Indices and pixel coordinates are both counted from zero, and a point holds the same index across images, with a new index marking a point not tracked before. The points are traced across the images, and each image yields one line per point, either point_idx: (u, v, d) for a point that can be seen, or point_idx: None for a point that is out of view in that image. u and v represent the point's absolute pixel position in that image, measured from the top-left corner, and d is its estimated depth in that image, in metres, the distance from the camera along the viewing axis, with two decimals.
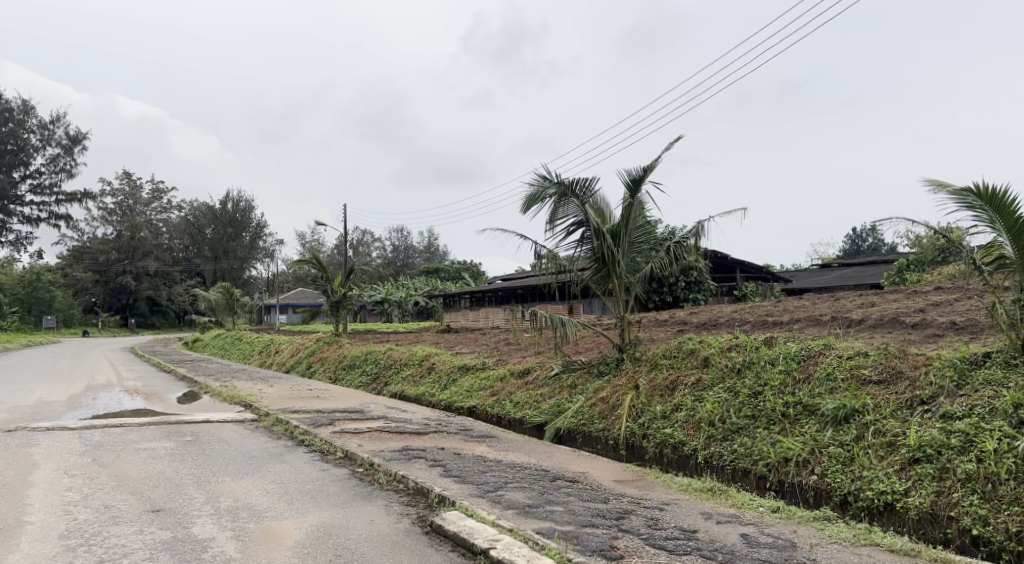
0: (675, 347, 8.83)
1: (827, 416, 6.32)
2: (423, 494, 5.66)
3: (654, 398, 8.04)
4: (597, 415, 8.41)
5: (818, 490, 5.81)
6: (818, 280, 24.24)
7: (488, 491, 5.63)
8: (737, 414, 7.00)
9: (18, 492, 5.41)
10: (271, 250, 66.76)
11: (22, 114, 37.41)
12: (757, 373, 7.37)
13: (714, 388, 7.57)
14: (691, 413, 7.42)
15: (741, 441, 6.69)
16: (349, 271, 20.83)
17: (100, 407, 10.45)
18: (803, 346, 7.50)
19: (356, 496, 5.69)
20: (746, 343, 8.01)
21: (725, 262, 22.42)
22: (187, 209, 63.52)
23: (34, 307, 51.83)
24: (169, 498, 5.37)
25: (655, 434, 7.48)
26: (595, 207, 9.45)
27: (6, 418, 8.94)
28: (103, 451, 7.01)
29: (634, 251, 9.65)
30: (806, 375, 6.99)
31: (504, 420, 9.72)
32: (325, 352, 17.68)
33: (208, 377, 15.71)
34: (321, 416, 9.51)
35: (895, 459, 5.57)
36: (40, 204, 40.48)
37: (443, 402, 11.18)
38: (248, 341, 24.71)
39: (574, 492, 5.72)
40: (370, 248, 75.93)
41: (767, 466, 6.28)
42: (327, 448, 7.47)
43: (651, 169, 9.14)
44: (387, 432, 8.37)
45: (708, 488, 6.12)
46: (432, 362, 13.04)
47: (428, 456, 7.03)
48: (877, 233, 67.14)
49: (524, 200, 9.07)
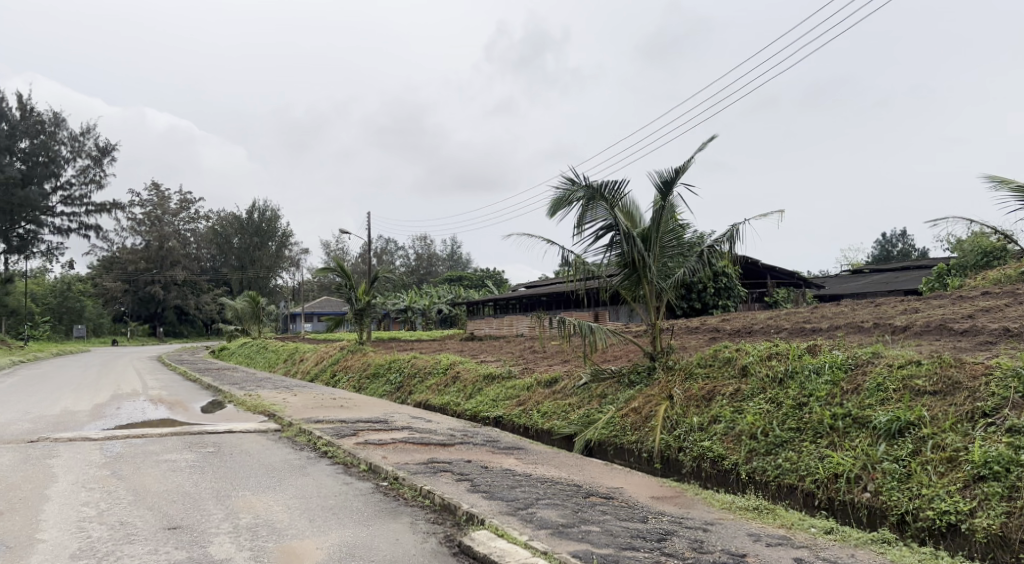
0: (711, 355, 8.44)
1: (880, 428, 5.91)
2: (450, 511, 5.38)
3: (690, 409, 7.67)
4: (629, 426, 8.06)
5: (872, 509, 5.43)
6: (852, 286, 23.54)
7: (519, 508, 5.32)
8: (781, 426, 6.62)
9: (34, 507, 5.24)
10: (296, 259, 67.34)
11: (53, 126, 38.24)
12: (801, 383, 6.97)
13: (754, 399, 7.18)
14: (730, 425, 7.05)
15: (786, 455, 6.31)
16: (373, 279, 20.65)
17: (124, 416, 10.35)
18: (849, 355, 7.09)
19: (379, 513, 5.42)
20: (787, 351, 7.61)
21: (754, 269, 21.82)
22: (214, 219, 64.36)
23: (65, 316, 52.72)
24: (187, 514, 5.16)
25: (692, 447, 7.13)
26: (625, 211, 9.15)
27: (29, 428, 8.85)
28: (122, 463, 6.84)
29: (665, 257, 9.30)
30: (855, 386, 6.57)
31: (531, 431, 9.39)
32: (349, 359, 17.51)
33: (232, 386, 15.61)
34: (345, 426, 9.29)
35: (957, 476, 5.16)
36: (70, 214, 41.12)
37: (468, 411, 10.91)
38: (273, 350, 24.70)
39: (610, 509, 5.41)
40: (394, 257, 76.21)
41: (815, 482, 5.91)
42: (350, 460, 7.23)
43: (683, 170, 8.81)
44: (411, 444, 8.12)
45: (752, 507, 5.75)
46: (457, 371, 12.76)
47: (455, 469, 6.75)
48: (908, 238, 65.78)
49: (551, 203, 8.80)
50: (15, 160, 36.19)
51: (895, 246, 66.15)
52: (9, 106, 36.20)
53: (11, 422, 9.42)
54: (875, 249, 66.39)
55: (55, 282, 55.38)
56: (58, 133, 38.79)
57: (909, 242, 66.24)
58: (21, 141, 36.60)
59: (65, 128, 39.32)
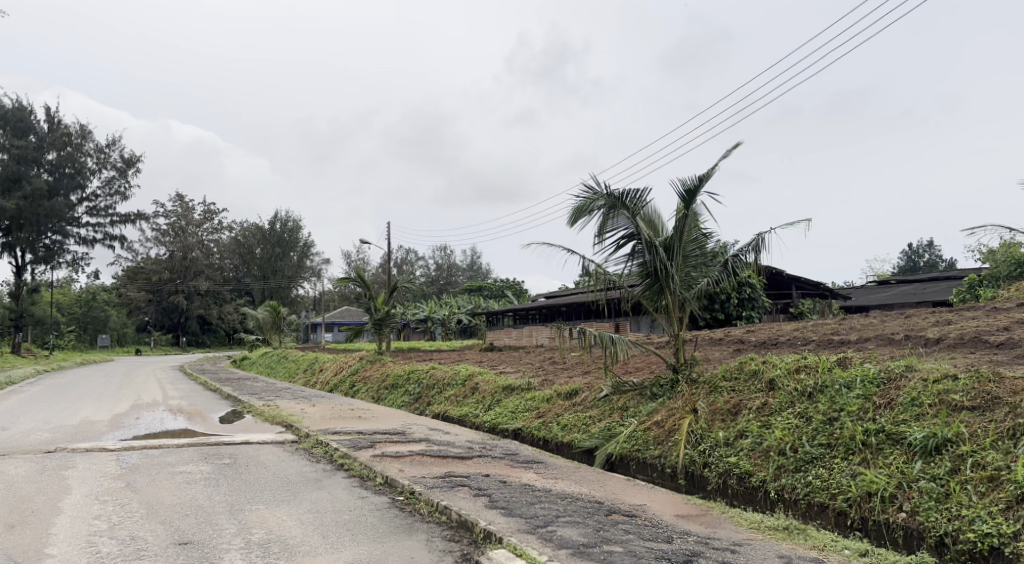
0: (737, 368, 8.20)
1: (915, 445, 5.65)
2: (467, 528, 5.22)
3: (715, 423, 7.43)
4: (652, 440, 7.84)
5: (909, 530, 5.18)
6: (878, 297, 23.05)
7: (538, 526, 5.14)
8: (812, 442, 6.36)
9: (45, 519, 5.18)
10: (317, 270, 67.89)
11: (80, 138, 39.02)
12: (831, 398, 6.71)
13: (782, 413, 6.94)
14: (758, 440, 6.81)
15: (816, 473, 6.06)
16: (392, 288, 20.58)
17: (143, 427, 10.30)
18: (881, 368, 6.82)
19: (395, 529, 5.28)
20: (816, 364, 7.35)
21: (779, 279, 21.37)
22: (237, 229, 65.08)
23: (90, 326, 53.61)
24: (199, 529, 5.06)
25: (717, 463, 6.90)
26: (647, 219, 8.96)
27: (48, 438, 8.86)
28: (138, 475, 6.79)
29: (688, 266, 9.09)
30: (888, 401, 6.30)
31: (551, 444, 9.21)
32: (368, 370, 17.44)
33: (251, 396, 15.56)
34: (362, 438, 9.18)
35: (1000, 496, 4.89)
36: (96, 225, 41.72)
37: (487, 423, 10.74)
38: (293, 360, 24.73)
39: (633, 528, 5.21)
40: (415, 267, 76.44)
41: (847, 501, 5.66)
42: (367, 473, 7.11)
43: (707, 178, 8.62)
44: (429, 457, 7.97)
45: (782, 526, 5.51)
46: (476, 382, 12.59)
47: (473, 483, 6.59)
48: (935, 248, 64.48)
49: (571, 212, 8.66)
50: (42, 172, 36.75)
51: (921, 257, 64.85)
52: (37, 119, 36.90)
53: (30, 432, 9.41)
54: (901, 260, 65.18)
55: (81, 292, 56.30)
56: (84, 145, 39.53)
57: (937, 253, 65.04)
58: (48, 153, 37.15)
59: (91, 140, 40.04)
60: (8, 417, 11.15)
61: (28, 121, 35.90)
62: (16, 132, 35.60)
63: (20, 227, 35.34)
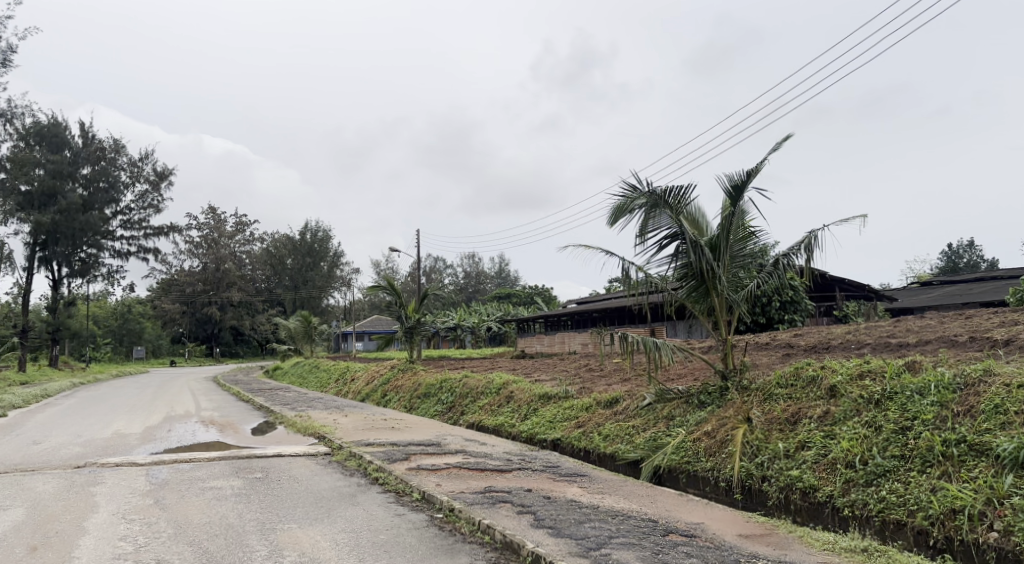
0: (792, 374, 7.66)
1: (1004, 457, 5.10)
2: (513, 550, 4.84)
3: (773, 434, 6.93)
4: (702, 452, 7.36)
5: (1002, 552, 4.68)
6: (924, 300, 22.19)
7: (591, 548, 4.73)
8: (883, 454, 5.84)
9: (69, 541, 4.93)
10: (348, 279, 68.41)
11: (113, 151, 39.78)
12: (902, 405, 6.16)
13: (848, 422, 6.41)
14: (821, 451, 6.31)
15: (890, 487, 5.55)
16: (422, 296, 20.26)
17: (174, 440, 10.10)
18: (956, 373, 6.22)
19: (436, 551, 4.91)
20: (882, 369, 6.79)
21: (822, 282, 20.70)
22: (268, 240, 65.72)
23: (125, 337, 54.69)
24: (227, 551, 4.74)
25: (777, 477, 6.41)
26: (689, 217, 8.51)
27: (77, 453, 8.69)
28: (167, 491, 6.54)
29: (736, 266, 8.62)
30: (967, 409, 5.74)
31: (593, 455, 8.77)
32: (399, 379, 17.15)
33: (285, 407, 15.36)
34: (396, 449, 8.84)
35: None
36: (129, 238, 42.21)
37: (524, 434, 10.34)
38: (325, 369, 24.57)
39: (694, 551, 4.78)
40: (444, 276, 76.62)
41: (930, 519, 5.14)
42: (403, 488, 6.75)
43: (755, 173, 8.14)
44: (465, 469, 7.59)
45: (860, 548, 5.01)
46: (510, 391, 12.18)
47: (515, 499, 6.19)
48: (976, 249, 62.43)
49: (611, 213, 8.27)
50: (78, 186, 37.36)
51: (961, 258, 62.86)
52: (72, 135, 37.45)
53: (61, 446, 9.26)
54: (941, 262, 63.40)
55: (118, 305, 57.35)
56: (118, 158, 40.29)
57: (978, 252, 62.98)
58: (83, 167, 37.87)
59: (124, 154, 40.74)
60: (41, 430, 11.08)
61: (64, 136, 36.33)
62: (52, 147, 36.05)
63: (57, 241, 36.17)
